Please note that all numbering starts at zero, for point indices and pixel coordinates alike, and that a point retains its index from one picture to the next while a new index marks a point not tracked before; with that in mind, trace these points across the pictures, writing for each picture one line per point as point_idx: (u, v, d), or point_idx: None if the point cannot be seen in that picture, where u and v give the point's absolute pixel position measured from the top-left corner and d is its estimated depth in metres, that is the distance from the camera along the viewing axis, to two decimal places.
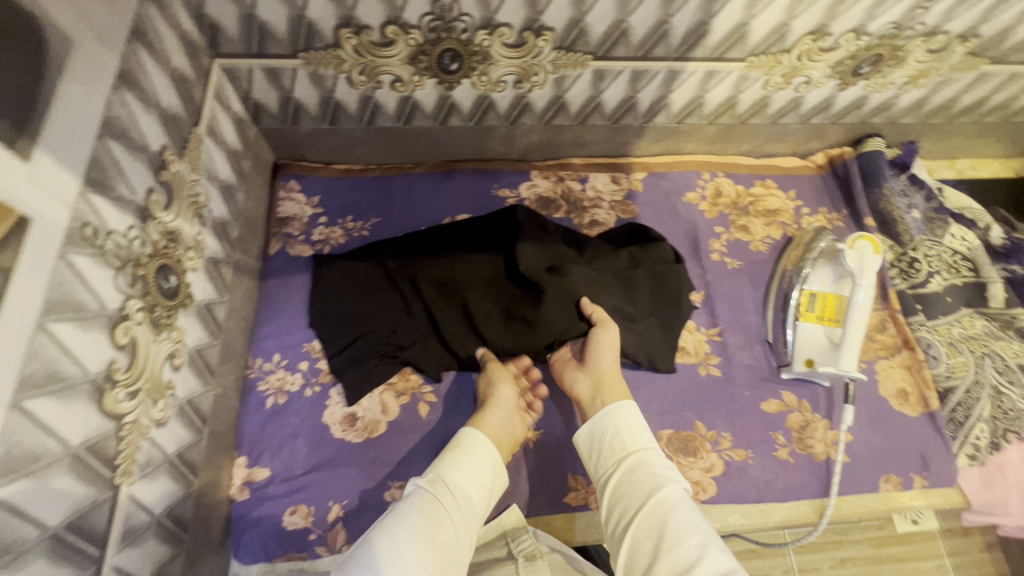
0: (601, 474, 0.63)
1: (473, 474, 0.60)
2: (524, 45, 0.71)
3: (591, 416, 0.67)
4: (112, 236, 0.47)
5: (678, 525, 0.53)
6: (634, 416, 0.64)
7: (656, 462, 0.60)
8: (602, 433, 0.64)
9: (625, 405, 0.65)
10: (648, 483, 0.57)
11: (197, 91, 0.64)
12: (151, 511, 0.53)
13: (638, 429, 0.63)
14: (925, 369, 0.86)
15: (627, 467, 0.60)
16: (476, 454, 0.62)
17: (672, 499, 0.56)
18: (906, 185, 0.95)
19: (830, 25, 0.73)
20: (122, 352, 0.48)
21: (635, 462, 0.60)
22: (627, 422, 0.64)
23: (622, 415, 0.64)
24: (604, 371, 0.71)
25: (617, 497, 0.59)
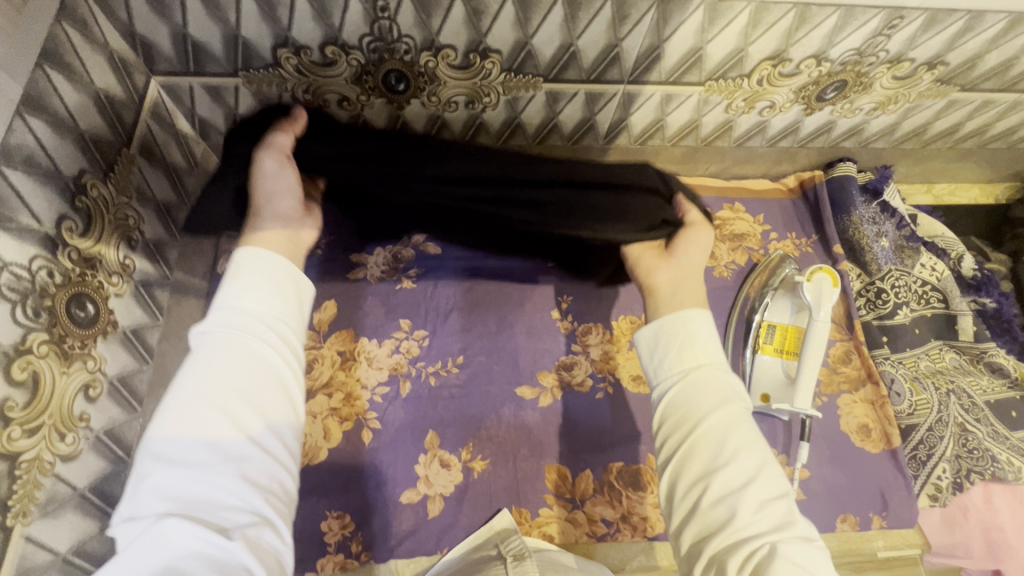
0: (657, 379, 0.56)
1: (256, 291, 0.48)
2: (471, 66, 0.69)
3: (664, 313, 0.58)
4: (8, 269, 0.46)
5: (739, 442, 0.48)
6: (708, 323, 0.57)
7: (721, 376, 0.53)
8: (672, 334, 0.56)
9: (699, 314, 0.56)
10: (713, 398, 0.51)
11: (128, 111, 0.62)
12: (54, 549, 0.51)
13: (710, 342, 0.55)
14: (888, 405, 0.82)
15: (690, 377, 0.53)
16: (255, 274, 0.49)
17: (736, 417, 0.50)
18: (876, 213, 0.93)
19: (788, 51, 0.70)
20: (21, 388, 0.47)
21: (700, 373, 0.53)
22: (703, 329, 0.56)
23: (692, 323, 0.56)
24: (689, 270, 0.63)
25: (672, 405, 0.53)
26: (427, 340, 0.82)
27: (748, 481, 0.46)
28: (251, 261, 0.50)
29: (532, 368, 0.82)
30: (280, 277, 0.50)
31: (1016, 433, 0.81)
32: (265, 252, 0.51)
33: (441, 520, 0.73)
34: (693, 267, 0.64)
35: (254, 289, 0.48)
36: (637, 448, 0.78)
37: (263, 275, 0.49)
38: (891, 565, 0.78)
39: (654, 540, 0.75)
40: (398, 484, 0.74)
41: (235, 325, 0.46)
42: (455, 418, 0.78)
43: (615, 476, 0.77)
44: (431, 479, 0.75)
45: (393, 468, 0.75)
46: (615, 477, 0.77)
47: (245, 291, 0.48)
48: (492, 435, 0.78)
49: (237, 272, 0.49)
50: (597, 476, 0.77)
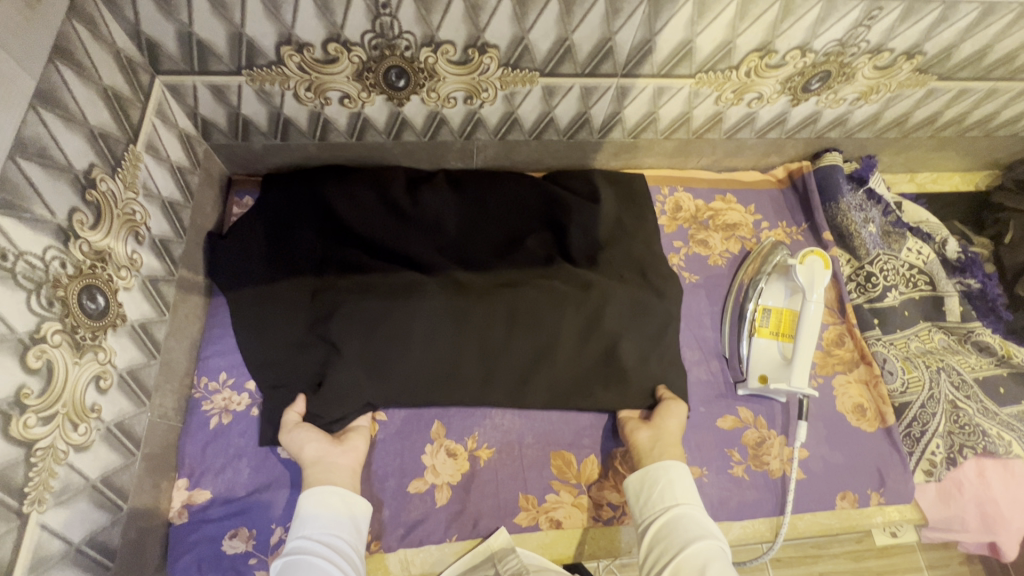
0: (643, 519, 0.65)
1: (326, 512, 0.61)
2: (469, 62, 0.71)
3: (645, 464, 0.69)
4: (24, 257, 0.47)
5: (717, 574, 0.55)
6: (685, 474, 0.66)
7: (698, 518, 0.62)
8: (652, 480, 0.66)
9: (677, 464, 0.67)
10: (689, 534, 0.60)
11: (134, 109, 0.64)
12: (68, 540, 0.51)
13: (689, 488, 0.65)
14: (881, 384, 0.85)
15: (673, 515, 0.62)
16: (323, 502, 0.62)
17: (713, 552, 0.58)
18: (863, 199, 0.95)
19: (774, 43, 0.73)
20: (35, 376, 0.47)
21: (679, 513, 0.62)
22: (679, 476, 0.66)
23: (673, 471, 0.66)
24: (670, 431, 0.72)
25: (656, 542, 0.61)
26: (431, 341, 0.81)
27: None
28: (318, 496, 0.62)
29: None
30: (350, 514, 0.63)
31: (1005, 409, 0.83)
32: (341, 490, 0.64)
33: (449, 509, 0.74)
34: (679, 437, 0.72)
35: (333, 520, 0.61)
36: None
37: (336, 513, 0.62)
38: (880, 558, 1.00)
39: None
40: (405, 474, 0.75)
41: (322, 539, 0.59)
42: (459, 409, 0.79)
43: (619, 461, 0.78)
44: (438, 468, 0.75)
45: (400, 458, 0.75)
46: (619, 462, 0.78)
47: (325, 524, 0.60)
48: (497, 424, 0.78)
49: (307, 509, 0.61)
50: (601, 461, 0.78)
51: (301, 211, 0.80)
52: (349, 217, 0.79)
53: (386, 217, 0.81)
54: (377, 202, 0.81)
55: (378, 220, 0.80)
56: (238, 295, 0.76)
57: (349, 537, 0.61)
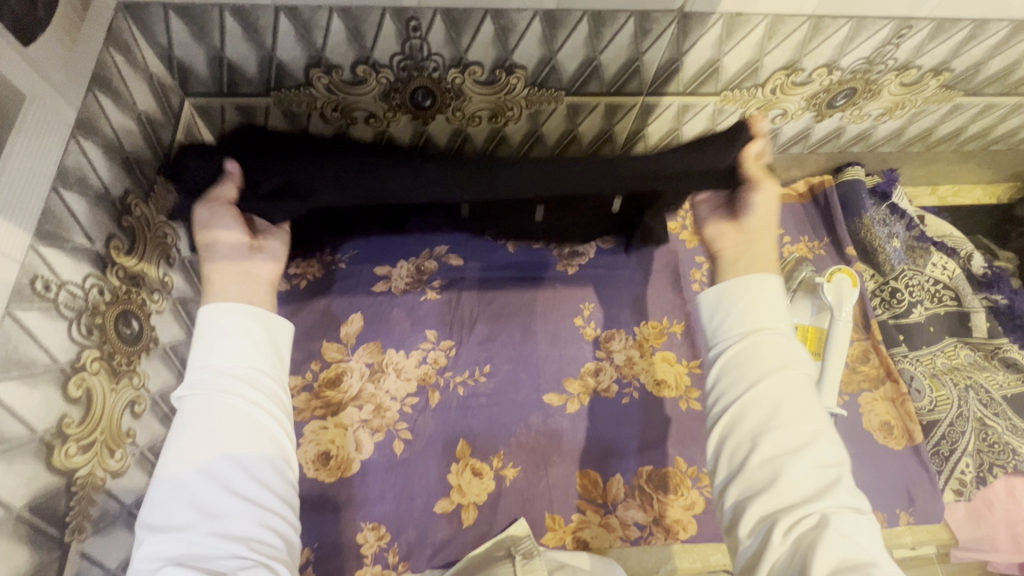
0: (716, 340, 0.53)
1: (233, 351, 0.48)
2: (496, 82, 0.71)
3: (728, 278, 0.55)
4: (66, 287, 0.47)
5: (796, 410, 0.47)
6: (776, 289, 0.53)
7: (786, 343, 0.50)
8: (740, 291, 0.53)
9: (767, 279, 0.53)
10: (773, 369, 0.48)
11: (165, 132, 0.64)
12: (106, 567, 0.51)
13: (778, 306, 0.52)
14: (908, 402, 0.84)
15: (756, 335, 0.51)
16: (228, 325, 0.49)
17: (800, 382, 0.48)
18: (887, 214, 0.95)
19: (802, 61, 0.73)
20: (76, 405, 0.47)
21: (766, 335, 0.50)
22: (771, 294, 0.52)
23: (761, 288, 0.52)
24: (753, 237, 0.57)
25: (727, 368, 0.51)
26: (455, 350, 0.83)
27: (819, 466, 0.45)
28: (219, 317, 0.49)
29: (557, 375, 0.83)
30: (268, 337, 0.51)
31: None
32: (256, 311, 0.51)
33: (476, 528, 0.73)
34: (764, 231, 0.57)
35: (251, 353, 0.48)
36: (664, 451, 0.80)
37: (250, 342, 0.49)
38: None
39: (688, 542, 0.76)
40: (432, 493, 0.74)
41: (232, 372, 0.47)
42: (483, 427, 0.79)
43: (645, 480, 0.78)
44: (465, 487, 0.75)
45: (427, 478, 0.75)
46: (645, 481, 0.78)
47: (236, 356, 0.48)
48: (522, 442, 0.78)
49: (211, 333, 0.48)
50: (627, 480, 0.78)
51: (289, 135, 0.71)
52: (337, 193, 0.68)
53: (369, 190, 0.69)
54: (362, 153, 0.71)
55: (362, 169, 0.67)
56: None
57: (271, 367, 0.49)
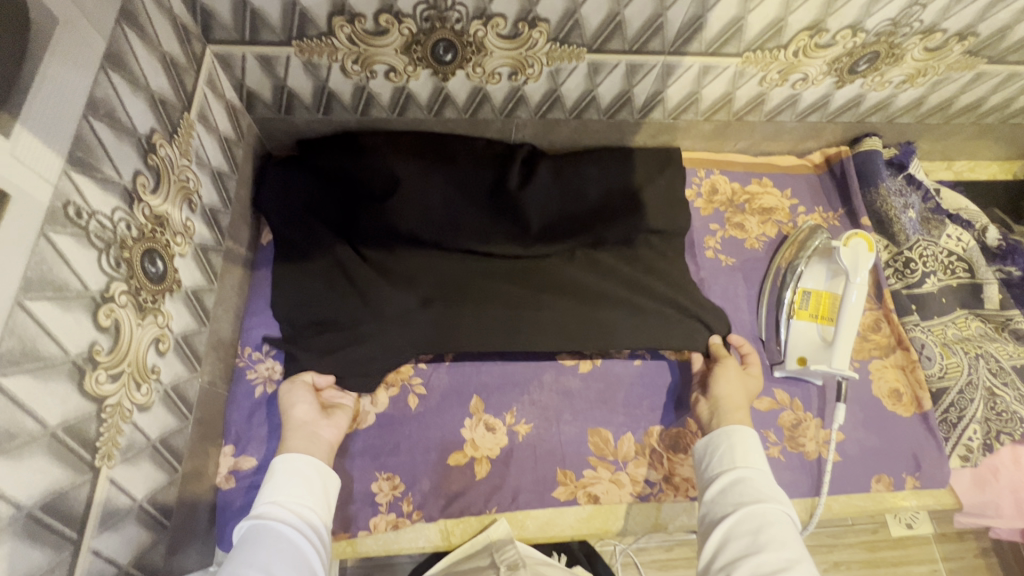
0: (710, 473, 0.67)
1: (295, 490, 0.61)
2: (519, 36, 0.71)
3: (710, 432, 0.71)
4: (96, 217, 0.47)
5: (773, 536, 0.57)
6: (752, 439, 0.67)
7: (761, 481, 0.63)
8: (726, 446, 0.67)
9: (744, 429, 0.68)
10: (751, 496, 0.61)
11: (189, 77, 0.64)
12: (133, 496, 0.52)
13: (752, 449, 0.66)
14: (918, 369, 0.85)
15: (732, 478, 0.64)
16: (296, 472, 0.63)
17: (773, 514, 0.59)
18: (902, 185, 0.94)
19: (826, 21, 0.72)
20: (105, 334, 0.48)
21: (738, 476, 0.64)
22: (744, 442, 0.67)
23: (740, 438, 0.67)
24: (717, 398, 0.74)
25: (717, 497, 0.64)
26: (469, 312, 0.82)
27: None
28: (287, 463, 0.63)
29: None
30: (321, 486, 0.64)
31: None
32: (315, 461, 0.65)
33: (489, 482, 0.74)
34: (733, 400, 0.73)
35: (301, 488, 0.62)
36: (676, 413, 0.81)
37: (304, 482, 0.63)
38: (904, 546, 1.21)
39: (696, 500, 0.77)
40: (445, 448, 0.75)
41: (287, 512, 0.59)
42: (496, 384, 0.79)
43: (656, 439, 0.79)
44: (478, 441, 0.76)
45: (440, 432, 0.76)
46: (656, 441, 0.79)
47: (290, 490, 0.61)
48: (535, 400, 0.79)
49: (281, 473, 0.63)
50: (638, 439, 0.79)
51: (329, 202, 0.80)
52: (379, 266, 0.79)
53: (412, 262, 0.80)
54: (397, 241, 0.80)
55: (406, 261, 0.79)
56: (284, 269, 0.79)
57: (312, 510, 0.61)
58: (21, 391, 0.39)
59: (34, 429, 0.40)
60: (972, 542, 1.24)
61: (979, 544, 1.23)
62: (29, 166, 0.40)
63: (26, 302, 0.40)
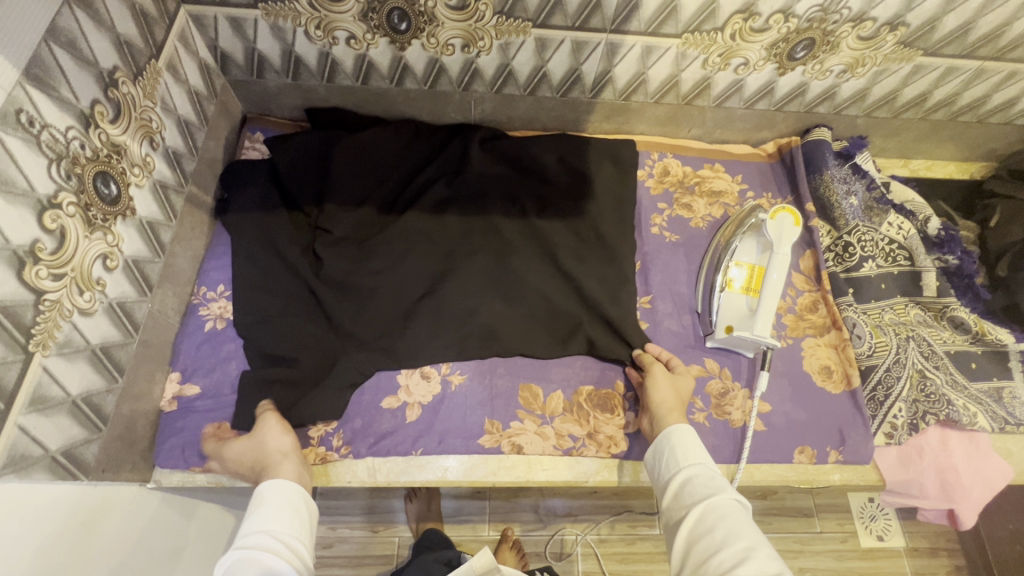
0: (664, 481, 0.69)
1: (287, 514, 0.62)
2: (466, 7, 0.76)
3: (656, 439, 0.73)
4: (48, 129, 0.53)
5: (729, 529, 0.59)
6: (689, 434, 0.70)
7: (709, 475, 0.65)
8: (672, 450, 0.69)
9: (682, 428, 0.71)
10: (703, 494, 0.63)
11: (159, 29, 0.70)
12: (67, 390, 0.57)
13: (694, 446, 0.68)
14: (850, 348, 0.86)
15: (683, 480, 0.66)
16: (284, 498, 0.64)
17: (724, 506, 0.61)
18: (847, 174, 0.97)
19: (757, 5, 0.76)
20: (49, 235, 0.54)
21: (685, 478, 0.66)
22: (683, 440, 0.69)
23: (678, 437, 0.70)
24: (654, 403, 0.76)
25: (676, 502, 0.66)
26: None
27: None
28: (278, 490, 0.64)
29: None
30: (307, 512, 0.65)
31: (975, 384, 0.86)
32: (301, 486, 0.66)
33: (418, 426, 0.78)
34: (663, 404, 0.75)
35: (292, 515, 0.63)
36: (607, 374, 0.84)
37: (295, 511, 0.64)
38: (874, 555, 1.21)
39: (618, 457, 0.80)
40: (380, 391, 0.79)
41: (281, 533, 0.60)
42: None
43: (585, 398, 0.82)
44: (412, 388, 0.80)
45: (376, 375, 0.80)
46: (585, 399, 0.82)
47: (283, 516, 0.62)
48: None
49: (275, 497, 0.64)
50: (567, 396, 0.82)
51: (302, 191, 0.86)
52: (340, 264, 0.81)
53: (370, 253, 0.83)
54: (362, 242, 0.84)
55: (369, 260, 0.83)
56: (239, 216, 0.83)
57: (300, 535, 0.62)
58: None
59: None
60: (945, 557, 1.23)
61: (950, 559, 1.22)
62: None
63: None
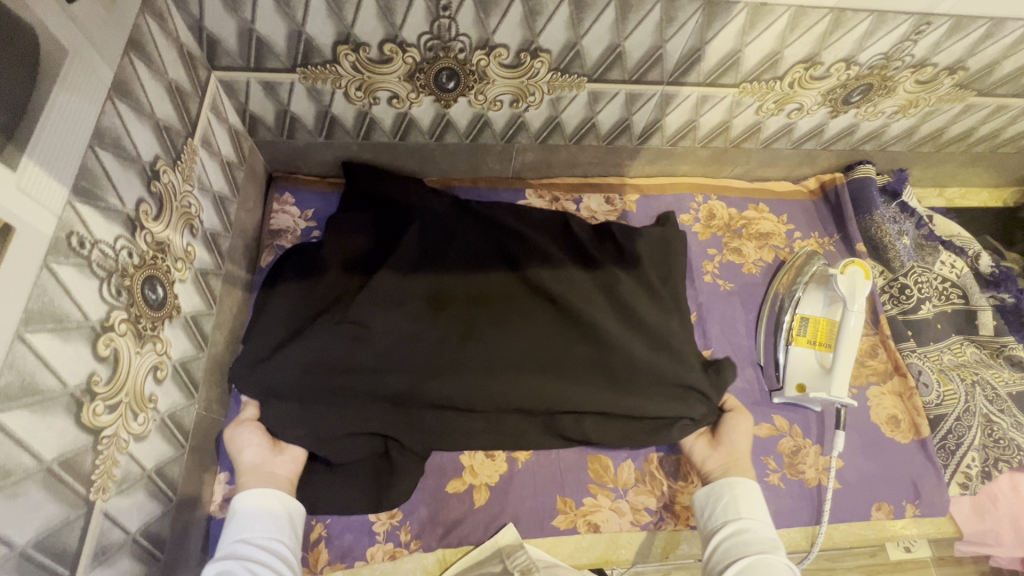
0: (710, 525, 0.68)
1: (255, 526, 0.60)
2: (521, 65, 0.71)
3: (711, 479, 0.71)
4: (98, 246, 0.47)
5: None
6: (753, 490, 0.67)
7: (759, 532, 0.63)
8: (733, 495, 0.67)
9: (747, 483, 0.68)
10: (753, 547, 0.61)
11: (193, 103, 0.64)
12: (126, 529, 0.51)
13: (756, 502, 0.66)
14: (916, 396, 0.85)
15: (733, 530, 0.64)
16: (251, 511, 0.61)
17: (775, 568, 0.59)
18: (896, 213, 0.96)
19: (821, 55, 0.73)
20: (104, 364, 0.47)
21: (739, 527, 0.64)
22: (746, 492, 0.67)
23: (743, 489, 0.67)
24: (739, 456, 0.71)
25: (721, 548, 0.64)
26: None
27: None
28: (250, 501, 0.62)
29: None
30: (288, 519, 0.63)
31: None
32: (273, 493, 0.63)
33: (488, 510, 0.74)
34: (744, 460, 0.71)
35: (267, 523, 0.61)
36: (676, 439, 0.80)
37: (271, 520, 0.61)
38: None
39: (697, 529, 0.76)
40: (443, 474, 0.74)
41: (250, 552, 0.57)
42: None
43: (657, 466, 0.78)
44: (477, 469, 0.75)
45: (439, 458, 0.75)
46: (657, 467, 0.78)
47: (256, 529, 0.60)
48: None
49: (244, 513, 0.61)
50: (638, 465, 0.78)
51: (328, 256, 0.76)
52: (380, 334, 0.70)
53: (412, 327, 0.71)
54: (422, 316, 0.73)
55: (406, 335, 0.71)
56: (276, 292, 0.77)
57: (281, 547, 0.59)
58: (18, 427, 0.39)
59: (30, 465, 0.40)
60: None
61: None
62: (33, 199, 0.39)
63: (27, 335, 0.39)
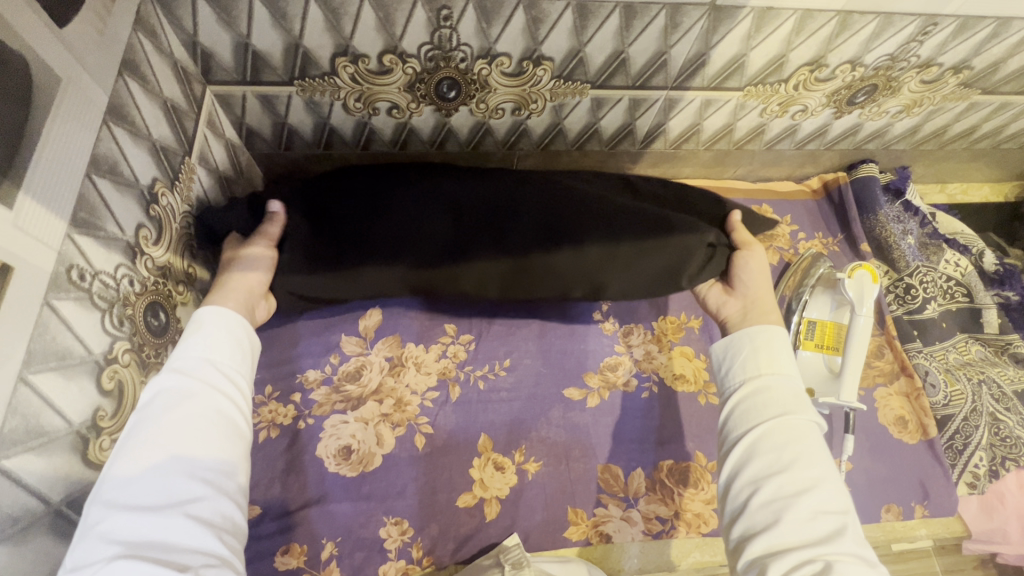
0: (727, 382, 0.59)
1: (221, 347, 0.50)
2: (523, 74, 0.70)
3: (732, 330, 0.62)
4: (99, 278, 0.45)
5: (805, 472, 0.49)
6: (780, 339, 0.59)
7: (786, 386, 0.55)
8: (762, 350, 0.58)
9: (774, 330, 0.59)
10: (774, 407, 0.53)
11: (189, 120, 0.62)
12: None
13: (780, 353, 0.57)
14: (923, 397, 0.85)
15: (751, 387, 0.56)
16: (214, 329, 0.51)
17: (801, 431, 0.51)
18: (900, 212, 0.96)
19: (827, 57, 0.72)
20: (109, 398, 0.46)
21: (760, 383, 0.56)
22: (773, 341, 0.58)
23: (766, 339, 0.58)
24: (756, 296, 0.64)
25: (739, 405, 0.56)
26: (474, 344, 0.83)
27: (820, 513, 0.47)
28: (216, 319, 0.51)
29: (577, 369, 0.83)
30: (247, 343, 0.53)
31: None
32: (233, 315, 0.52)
33: (500, 523, 0.73)
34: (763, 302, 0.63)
35: (230, 352, 0.50)
36: (684, 446, 0.80)
37: (234, 343, 0.51)
38: None
39: (709, 535, 0.76)
40: (454, 488, 0.74)
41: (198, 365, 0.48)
42: (507, 423, 0.78)
43: (666, 474, 0.78)
44: (487, 482, 0.75)
45: (448, 472, 0.75)
46: (666, 475, 0.78)
47: (213, 348, 0.50)
48: (544, 437, 0.78)
49: (208, 326, 0.51)
50: (648, 473, 0.78)
51: None
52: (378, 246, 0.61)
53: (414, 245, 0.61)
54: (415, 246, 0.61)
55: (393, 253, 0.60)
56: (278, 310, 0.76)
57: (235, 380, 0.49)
58: (24, 472, 0.38)
59: (36, 509, 0.39)
60: None
61: None
62: (31, 236, 0.38)
63: (30, 377, 0.38)
